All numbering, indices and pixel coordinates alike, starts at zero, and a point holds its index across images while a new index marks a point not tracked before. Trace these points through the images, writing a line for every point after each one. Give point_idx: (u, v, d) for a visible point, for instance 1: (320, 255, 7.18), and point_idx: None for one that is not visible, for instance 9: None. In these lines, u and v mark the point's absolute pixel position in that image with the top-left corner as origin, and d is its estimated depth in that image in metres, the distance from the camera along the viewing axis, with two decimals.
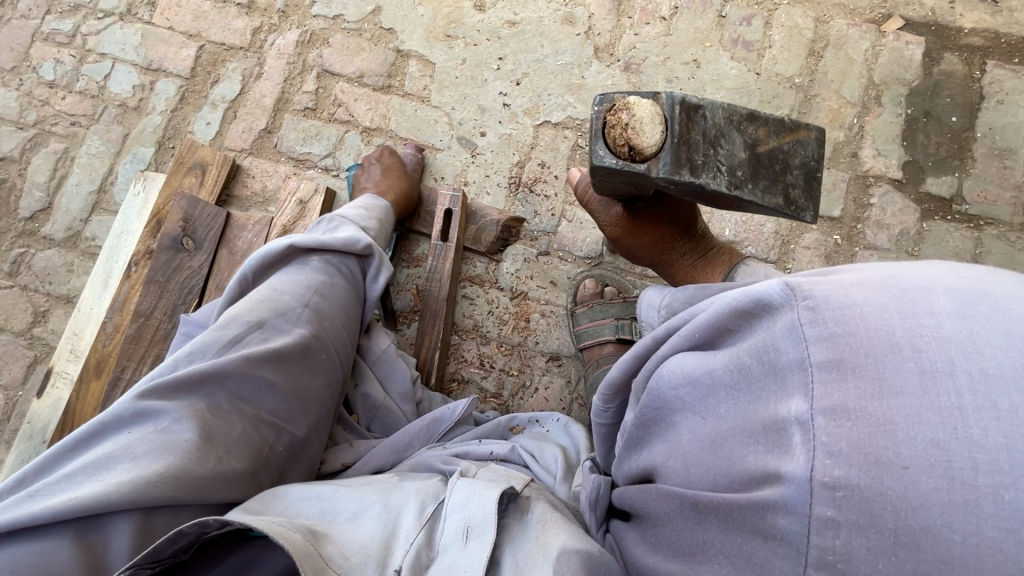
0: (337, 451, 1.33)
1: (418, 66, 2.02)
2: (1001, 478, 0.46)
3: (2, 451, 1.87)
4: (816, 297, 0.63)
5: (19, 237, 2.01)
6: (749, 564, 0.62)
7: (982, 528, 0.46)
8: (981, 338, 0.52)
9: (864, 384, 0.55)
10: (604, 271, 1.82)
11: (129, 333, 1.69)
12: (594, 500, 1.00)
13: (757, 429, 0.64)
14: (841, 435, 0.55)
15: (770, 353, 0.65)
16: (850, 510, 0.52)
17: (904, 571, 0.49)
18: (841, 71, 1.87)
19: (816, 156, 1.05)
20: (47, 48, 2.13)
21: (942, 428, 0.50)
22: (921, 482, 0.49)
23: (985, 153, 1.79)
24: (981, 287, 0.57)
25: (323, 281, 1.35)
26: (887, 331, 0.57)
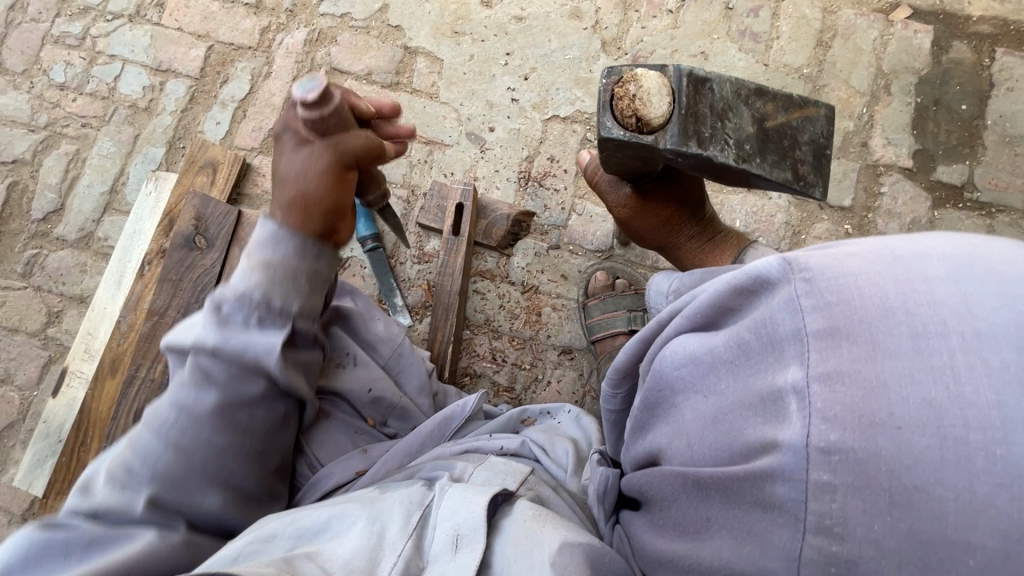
0: (347, 460, 1.27)
1: (426, 62, 2.03)
2: (992, 435, 0.49)
3: (17, 451, 1.88)
4: (813, 269, 0.65)
5: (31, 238, 2.03)
6: (750, 534, 0.65)
7: (975, 484, 0.49)
8: (975, 299, 0.54)
9: (861, 350, 0.57)
10: (614, 264, 1.83)
11: (143, 332, 1.69)
12: (603, 494, 1.02)
13: (757, 400, 0.66)
14: (836, 400, 0.57)
15: (768, 327, 0.67)
16: (846, 473, 0.54)
17: (901, 529, 0.51)
18: (849, 61, 1.87)
19: (825, 133, 1.08)
20: (58, 50, 2.14)
21: (936, 387, 0.52)
22: (915, 440, 0.52)
23: (995, 140, 1.79)
24: (973, 252, 0.59)
25: (192, 396, 0.95)
26: (880, 297, 0.58)
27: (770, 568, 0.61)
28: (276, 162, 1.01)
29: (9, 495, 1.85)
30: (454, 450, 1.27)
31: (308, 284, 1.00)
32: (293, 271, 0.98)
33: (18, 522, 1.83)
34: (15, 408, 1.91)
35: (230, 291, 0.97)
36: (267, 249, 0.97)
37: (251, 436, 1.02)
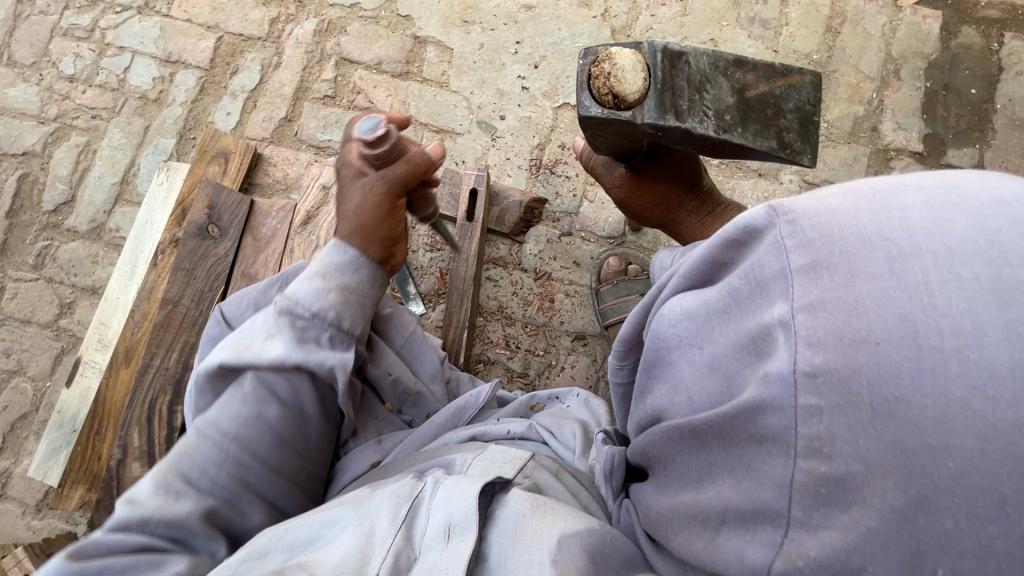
0: (362, 453, 1.25)
1: (436, 52, 2.04)
2: (964, 340, 0.43)
3: (32, 441, 1.88)
4: (788, 206, 0.57)
5: (42, 230, 2.03)
6: (748, 470, 0.57)
7: (950, 388, 0.43)
8: (947, 222, 0.47)
9: (838, 277, 0.50)
10: (626, 249, 1.83)
11: (157, 321, 1.66)
12: (610, 471, 0.93)
13: (746, 341, 0.58)
14: (819, 326, 0.50)
15: (752, 268, 0.59)
16: (831, 393, 0.48)
17: (885, 443, 0.45)
18: (859, 46, 1.88)
19: (812, 99, 1.05)
20: (67, 42, 2.14)
21: (910, 302, 0.46)
22: (891, 354, 0.45)
23: (1005, 124, 1.80)
24: (951, 178, 0.51)
25: (257, 411, 1.00)
26: (857, 224, 0.51)
27: (767, 503, 0.54)
28: (339, 196, 1.19)
29: (24, 486, 1.85)
30: (461, 436, 1.23)
31: (373, 306, 1.16)
32: (363, 295, 1.13)
33: (33, 513, 1.83)
34: (28, 399, 1.91)
35: (305, 309, 1.06)
36: (346, 272, 1.11)
37: (300, 455, 1.09)
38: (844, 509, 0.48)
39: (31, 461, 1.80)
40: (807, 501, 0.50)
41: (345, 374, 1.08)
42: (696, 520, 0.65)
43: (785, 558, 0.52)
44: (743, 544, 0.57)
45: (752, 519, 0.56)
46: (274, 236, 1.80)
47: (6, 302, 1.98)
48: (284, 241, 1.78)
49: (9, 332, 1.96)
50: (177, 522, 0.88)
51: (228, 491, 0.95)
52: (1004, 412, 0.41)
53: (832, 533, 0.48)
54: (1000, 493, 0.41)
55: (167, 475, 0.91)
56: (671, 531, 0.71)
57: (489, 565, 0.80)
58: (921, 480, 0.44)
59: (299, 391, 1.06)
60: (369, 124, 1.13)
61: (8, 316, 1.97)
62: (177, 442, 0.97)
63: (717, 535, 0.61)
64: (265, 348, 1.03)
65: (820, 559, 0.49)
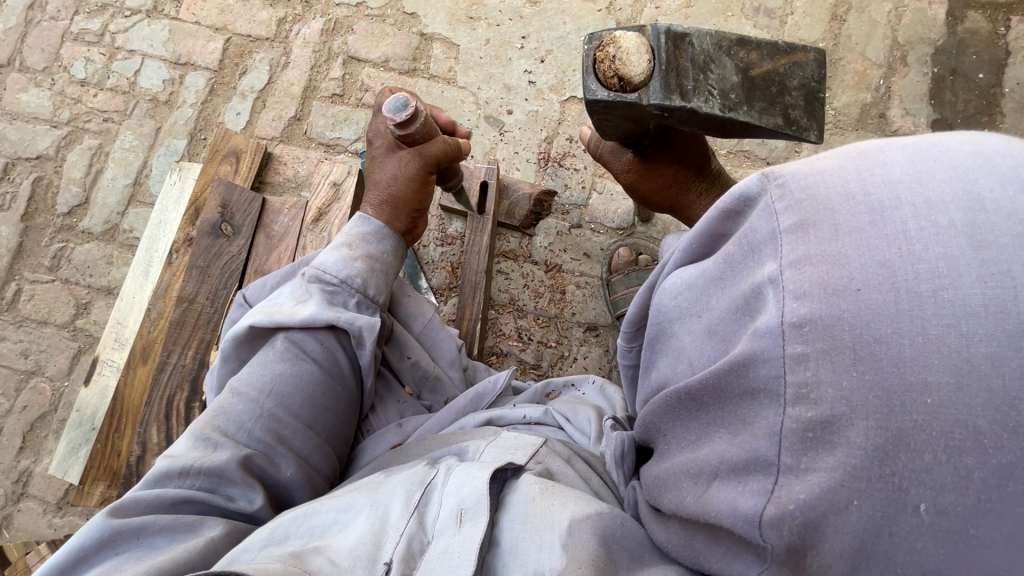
0: (383, 435, 1.28)
1: (442, 48, 2.05)
2: (939, 282, 0.48)
3: (52, 440, 1.91)
4: (779, 172, 0.62)
5: (57, 232, 2.05)
6: (742, 423, 0.61)
7: (927, 328, 0.48)
8: (927, 174, 0.52)
9: (823, 232, 0.54)
10: (636, 240, 1.84)
11: (174, 318, 1.68)
12: (621, 457, 0.92)
13: (739, 303, 0.62)
14: (805, 278, 0.54)
15: (745, 233, 0.63)
16: (817, 339, 0.52)
17: (867, 383, 0.50)
18: (865, 33, 1.88)
19: (817, 76, 1.06)
20: (78, 47, 2.17)
21: (889, 250, 0.50)
22: (870, 299, 0.50)
23: (1013, 108, 1.80)
24: (932, 139, 0.56)
25: (290, 368, 1.09)
26: (843, 182, 0.55)
27: (759, 453, 0.58)
28: (370, 166, 1.36)
29: (45, 485, 1.88)
30: (478, 420, 1.25)
31: (393, 276, 1.30)
32: (386, 265, 1.28)
33: (55, 511, 1.86)
34: (47, 399, 1.94)
35: (334, 277, 1.20)
36: (370, 244, 1.27)
37: (332, 413, 1.14)
38: (829, 451, 0.52)
39: (52, 460, 1.82)
40: (795, 447, 0.54)
41: (372, 334, 1.18)
42: (689, 476, 0.68)
43: (776, 503, 0.56)
44: (734, 494, 0.61)
45: (745, 470, 0.60)
46: (286, 234, 1.82)
47: (24, 304, 2.00)
48: (297, 238, 1.79)
49: (27, 333, 1.99)
50: (217, 470, 0.94)
51: (263, 443, 1.01)
52: (977, 346, 0.46)
53: (820, 475, 0.52)
54: (975, 424, 0.46)
55: (206, 429, 0.99)
56: (664, 490, 0.74)
57: (501, 550, 0.79)
58: (902, 418, 0.49)
59: (328, 349, 1.15)
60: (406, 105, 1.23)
61: (26, 317, 2.00)
62: (212, 403, 1.04)
63: (709, 489, 0.65)
64: (299, 309, 1.14)
65: (811, 500, 0.53)
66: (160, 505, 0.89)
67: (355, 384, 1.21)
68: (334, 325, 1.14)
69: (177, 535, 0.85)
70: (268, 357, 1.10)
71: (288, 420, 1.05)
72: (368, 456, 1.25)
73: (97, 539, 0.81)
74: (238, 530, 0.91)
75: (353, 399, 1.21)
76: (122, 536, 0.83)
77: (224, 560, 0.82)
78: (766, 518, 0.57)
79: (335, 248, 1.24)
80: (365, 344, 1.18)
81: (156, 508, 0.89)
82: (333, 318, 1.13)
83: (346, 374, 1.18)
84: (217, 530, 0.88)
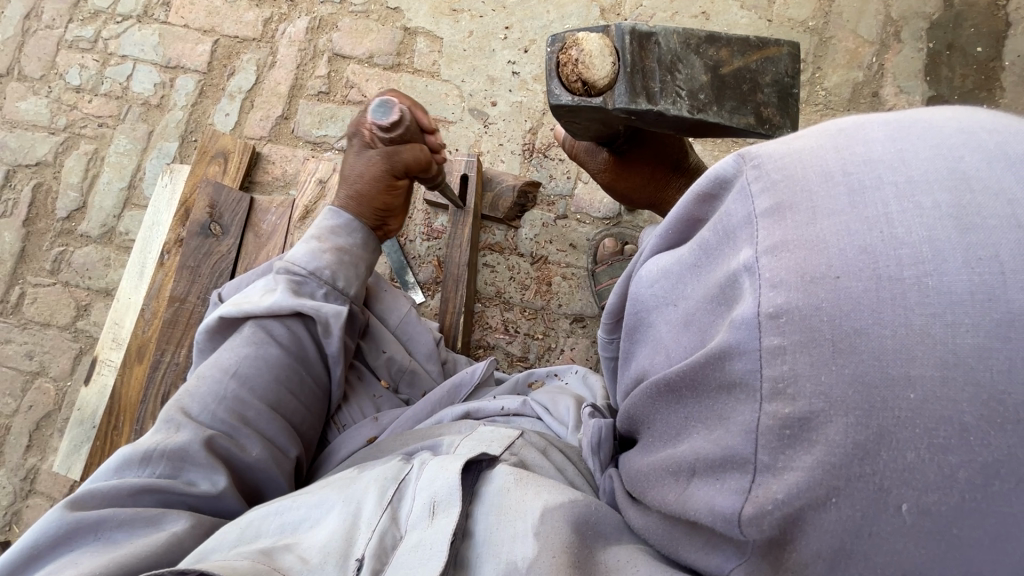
0: (359, 429, 1.28)
1: (426, 42, 2.05)
2: (923, 268, 0.45)
3: (56, 439, 1.97)
4: (756, 153, 0.57)
5: (57, 237, 2.11)
6: (720, 420, 0.57)
7: (911, 317, 0.44)
8: (909, 153, 0.49)
9: (800, 216, 0.50)
10: (622, 229, 1.82)
11: (165, 318, 1.70)
12: (597, 444, 0.89)
13: (715, 292, 0.58)
14: (781, 266, 0.50)
15: (720, 218, 0.59)
16: (794, 331, 0.49)
17: (846, 377, 0.46)
18: (856, 10, 1.83)
19: (790, 72, 1.04)
20: (72, 54, 2.21)
21: (870, 233, 0.47)
22: (852, 286, 0.47)
23: (1015, 81, 1.74)
24: (914, 114, 0.53)
25: (257, 352, 1.11)
26: (821, 162, 0.52)
27: (735, 450, 0.55)
28: (345, 161, 1.38)
29: (51, 482, 1.94)
30: (458, 411, 1.24)
31: (365, 268, 1.32)
32: (354, 256, 1.30)
33: None
34: (51, 399, 2.00)
35: (302, 268, 1.22)
36: (338, 236, 1.30)
37: (297, 399, 1.16)
38: (808, 449, 0.49)
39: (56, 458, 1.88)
40: (773, 444, 0.51)
41: (338, 321, 1.20)
42: (671, 474, 0.65)
43: (754, 503, 0.53)
44: (712, 493, 0.58)
45: (722, 468, 0.56)
46: (274, 232, 1.82)
47: (27, 308, 2.06)
48: (284, 236, 1.79)
49: (31, 336, 2.05)
50: (179, 452, 0.95)
51: (227, 425, 1.03)
52: (963, 337, 0.43)
53: (797, 474, 0.49)
54: (960, 421, 0.43)
55: (171, 413, 1.01)
56: (647, 486, 0.71)
57: (475, 541, 0.76)
58: (884, 414, 0.45)
59: (296, 335, 1.18)
60: (382, 108, 1.28)
61: (29, 320, 2.06)
62: (182, 388, 1.07)
63: (688, 487, 0.62)
64: (266, 298, 1.16)
65: (788, 499, 0.50)
66: (118, 496, 0.89)
67: (323, 375, 1.24)
68: (299, 311, 1.16)
69: (138, 529, 0.86)
70: (236, 344, 1.12)
71: (253, 404, 1.07)
72: (346, 453, 1.24)
73: (53, 536, 0.82)
74: (204, 521, 0.92)
75: (320, 391, 1.23)
76: (79, 532, 0.83)
77: (191, 559, 0.80)
78: (745, 518, 0.54)
79: (305, 240, 1.28)
80: (332, 332, 1.20)
81: (117, 500, 0.89)
82: (300, 305, 1.15)
83: (313, 361, 1.21)
84: (181, 523, 0.88)
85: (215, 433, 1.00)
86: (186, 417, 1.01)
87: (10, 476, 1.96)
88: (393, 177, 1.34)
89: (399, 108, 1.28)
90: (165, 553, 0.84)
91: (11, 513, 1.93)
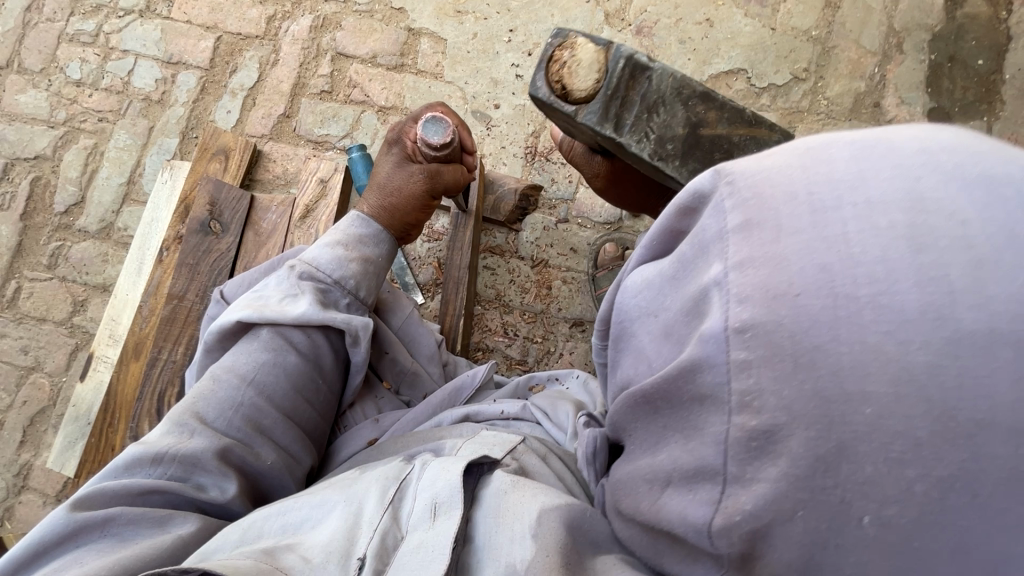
0: (359, 431, 1.28)
1: (430, 43, 2.05)
2: (877, 287, 0.44)
3: (51, 434, 1.96)
4: (732, 167, 0.56)
5: (55, 231, 2.09)
6: (693, 431, 0.57)
7: (865, 334, 0.44)
8: (870, 171, 0.48)
9: (766, 233, 0.50)
10: (623, 235, 1.83)
11: (163, 315, 1.68)
12: (592, 455, 0.85)
13: (691, 305, 0.58)
14: (748, 282, 0.50)
15: (695, 233, 0.58)
16: (758, 346, 0.49)
17: (806, 392, 0.47)
18: (859, 20, 1.84)
19: (766, 160, 0.98)
20: (73, 48, 2.20)
21: (828, 252, 0.47)
22: (810, 305, 0.47)
23: (1015, 95, 1.75)
24: (883, 131, 0.52)
25: (275, 358, 1.10)
26: (786, 181, 0.51)
27: (706, 460, 0.55)
28: (380, 167, 1.38)
29: (44, 477, 1.93)
30: (455, 414, 1.24)
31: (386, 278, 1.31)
32: (379, 267, 1.29)
33: (54, 503, 1.90)
34: (45, 394, 1.99)
35: (327, 276, 1.21)
36: (365, 245, 1.28)
37: (309, 405, 1.16)
38: (772, 461, 0.49)
39: (50, 454, 1.86)
40: (740, 455, 0.51)
41: (367, 334, 1.19)
42: (646, 482, 0.65)
43: (723, 513, 0.53)
44: (686, 502, 0.57)
45: (696, 478, 0.56)
46: (274, 231, 1.81)
47: (23, 302, 2.05)
48: (284, 236, 1.78)
49: (26, 330, 2.03)
50: (192, 458, 0.94)
51: (242, 434, 1.02)
52: (915, 354, 0.43)
53: (763, 484, 0.50)
54: (914, 437, 0.43)
55: (183, 416, 1.00)
56: (624, 494, 0.70)
57: (475, 546, 0.76)
58: (842, 429, 0.45)
59: (315, 343, 1.16)
60: (436, 128, 1.30)
61: (25, 314, 2.04)
62: (192, 391, 1.06)
63: (662, 496, 0.61)
64: (288, 307, 1.14)
65: (755, 510, 0.50)
66: (127, 495, 0.89)
67: (335, 381, 1.23)
68: (327, 324, 1.15)
69: (146, 529, 0.86)
70: (253, 349, 1.11)
71: (267, 412, 1.07)
72: (347, 455, 1.24)
73: (58, 533, 0.82)
74: (211, 525, 0.91)
75: (331, 395, 1.23)
76: (86, 529, 0.83)
77: (195, 557, 0.80)
78: (715, 528, 0.54)
79: (327, 243, 1.25)
80: (359, 343, 1.19)
81: (122, 499, 0.89)
82: (336, 320, 1.15)
83: (329, 368, 1.20)
84: (187, 527, 0.88)
85: (231, 442, 0.99)
86: (200, 422, 1.00)
87: (3, 471, 1.94)
88: (431, 195, 1.36)
89: (452, 131, 1.30)
90: (171, 555, 0.83)
91: (3, 509, 1.91)
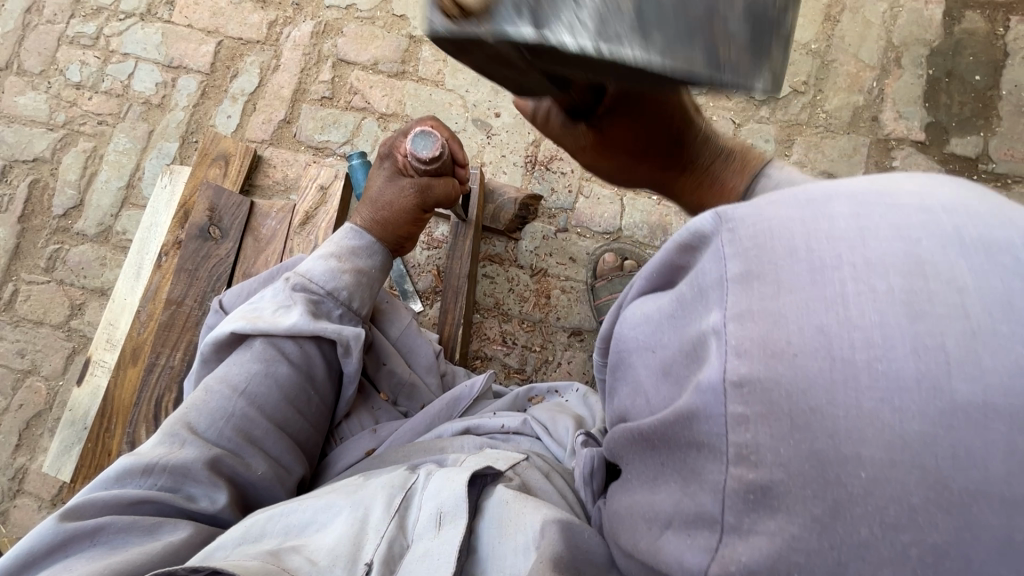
0: (357, 442, 1.29)
1: (431, 51, 2.05)
2: (874, 353, 0.43)
3: (47, 438, 1.95)
4: (735, 213, 0.55)
5: (53, 234, 2.09)
6: (689, 474, 0.56)
7: (861, 400, 0.43)
8: (871, 230, 0.47)
9: (766, 287, 0.49)
10: (622, 245, 1.84)
11: (161, 320, 1.68)
12: (589, 474, 0.88)
13: (688, 349, 0.57)
14: (747, 335, 0.49)
15: (696, 275, 0.58)
16: (756, 402, 0.47)
17: (802, 452, 0.45)
18: (858, 34, 1.85)
19: None
20: (73, 50, 2.19)
21: (826, 313, 0.46)
22: (808, 366, 0.45)
23: (1011, 111, 1.77)
24: (882, 187, 0.51)
25: (267, 369, 1.11)
26: (786, 234, 0.50)
27: (704, 509, 0.53)
28: (372, 183, 1.38)
29: (40, 481, 1.92)
30: (455, 426, 1.24)
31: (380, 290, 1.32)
32: (372, 278, 1.29)
33: (49, 507, 1.90)
34: (42, 398, 1.98)
35: (320, 287, 1.21)
36: (359, 257, 1.28)
37: (302, 416, 1.16)
38: (770, 515, 0.47)
39: (46, 458, 1.86)
40: (738, 507, 0.49)
41: (358, 344, 1.20)
42: (644, 519, 0.64)
43: (719, 563, 0.51)
44: (682, 547, 0.56)
45: (694, 524, 0.55)
46: (274, 237, 1.81)
47: (21, 305, 2.04)
48: (283, 242, 1.78)
49: (23, 333, 2.02)
50: (182, 467, 0.95)
51: (233, 443, 1.03)
52: (910, 422, 0.42)
53: (761, 539, 0.48)
54: (908, 502, 0.42)
55: (174, 427, 1.00)
56: (622, 529, 0.70)
57: (480, 557, 0.78)
58: (838, 489, 0.44)
59: (307, 352, 1.16)
60: (424, 142, 1.30)
61: (22, 318, 2.03)
62: (184, 402, 1.07)
63: (660, 538, 0.61)
64: (281, 318, 1.14)
65: (751, 565, 0.48)
66: (118, 505, 0.89)
67: (331, 391, 1.24)
68: (319, 335, 1.15)
69: (138, 536, 0.86)
70: (247, 360, 1.11)
71: (259, 422, 1.07)
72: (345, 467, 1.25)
73: (48, 543, 0.82)
74: (202, 533, 0.91)
75: (325, 405, 1.23)
76: (75, 538, 0.83)
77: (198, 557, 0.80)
78: None
79: (321, 256, 1.26)
80: (351, 352, 1.20)
81: (113, 509, 0.89)
82: (327, 330, 1.15)
83: (322, 377, 1.20)
84: (178, 534, 0.88)
85: (219, 452, 0.99)
86: (189, 432, 1.00)
87: None
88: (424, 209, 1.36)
89: (440, 144, 1.31)
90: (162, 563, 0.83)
91: None
